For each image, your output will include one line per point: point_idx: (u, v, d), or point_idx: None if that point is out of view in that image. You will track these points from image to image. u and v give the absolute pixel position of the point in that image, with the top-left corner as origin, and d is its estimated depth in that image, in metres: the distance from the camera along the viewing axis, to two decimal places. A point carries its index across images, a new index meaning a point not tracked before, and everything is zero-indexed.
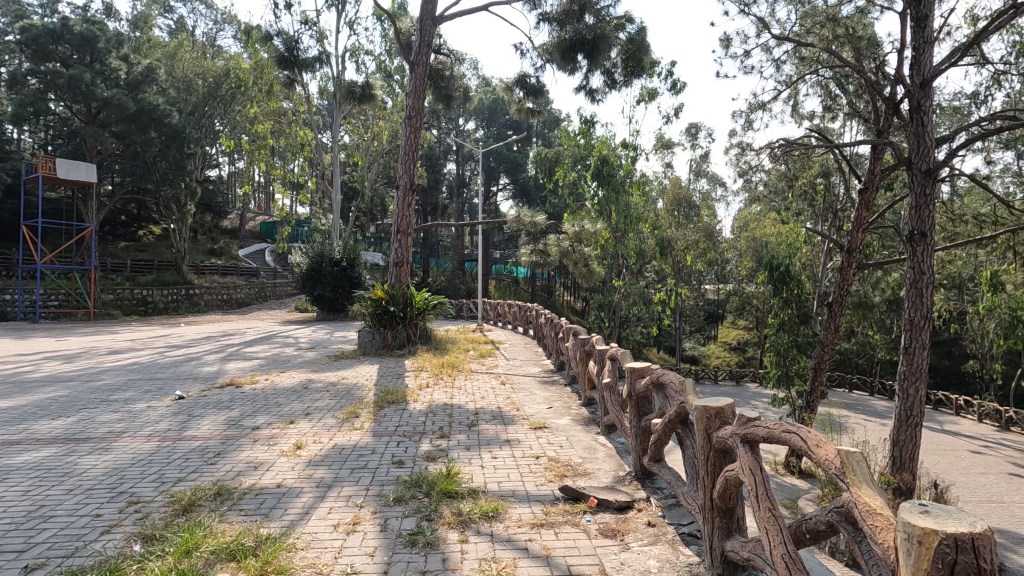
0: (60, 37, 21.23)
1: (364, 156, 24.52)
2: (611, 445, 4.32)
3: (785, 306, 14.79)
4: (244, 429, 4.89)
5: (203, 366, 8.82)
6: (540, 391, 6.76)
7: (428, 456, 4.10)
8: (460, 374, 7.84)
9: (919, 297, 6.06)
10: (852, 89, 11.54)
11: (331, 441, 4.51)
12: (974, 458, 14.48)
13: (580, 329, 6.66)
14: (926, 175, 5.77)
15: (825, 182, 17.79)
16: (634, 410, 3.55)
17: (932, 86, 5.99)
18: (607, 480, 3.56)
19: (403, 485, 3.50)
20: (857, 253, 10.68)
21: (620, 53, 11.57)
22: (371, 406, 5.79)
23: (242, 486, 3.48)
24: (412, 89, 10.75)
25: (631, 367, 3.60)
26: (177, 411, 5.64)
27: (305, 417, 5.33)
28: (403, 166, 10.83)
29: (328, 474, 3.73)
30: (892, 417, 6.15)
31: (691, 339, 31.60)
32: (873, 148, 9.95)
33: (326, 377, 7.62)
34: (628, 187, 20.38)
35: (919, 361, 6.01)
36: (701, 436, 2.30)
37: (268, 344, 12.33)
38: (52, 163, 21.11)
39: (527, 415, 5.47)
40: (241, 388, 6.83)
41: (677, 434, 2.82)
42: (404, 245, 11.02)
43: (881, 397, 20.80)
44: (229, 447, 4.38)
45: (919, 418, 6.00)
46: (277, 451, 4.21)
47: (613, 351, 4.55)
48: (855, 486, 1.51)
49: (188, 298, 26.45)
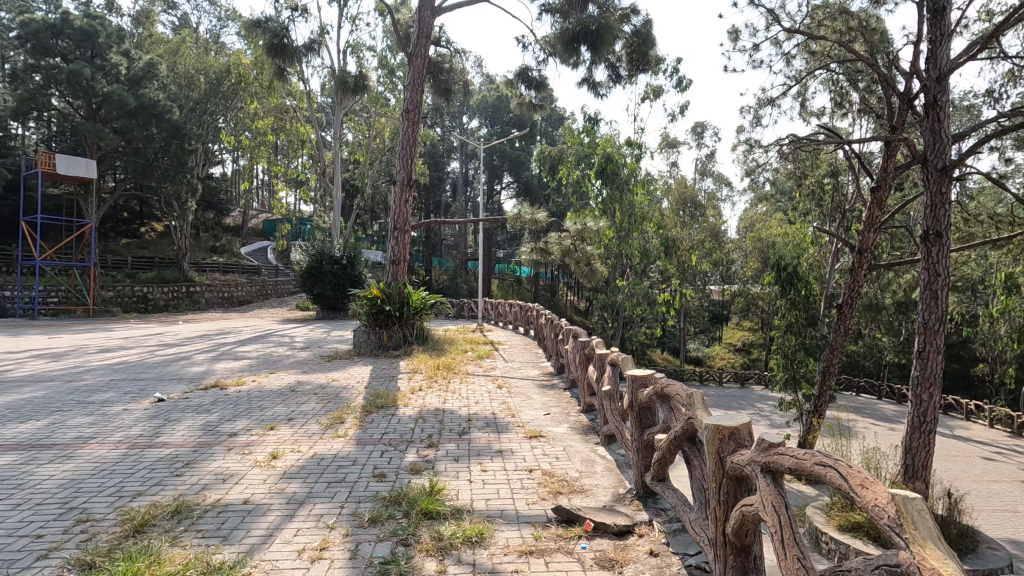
0: (60, 32, 21.04)
1: (366, 154, 24.23)
2: (610, 458, 4.01)
3: (793, 307, 14.46)
4: (220, 435, 4.60)
5: (191, 366, 8.54)
6: (537, 395, 6.44)
7: (412, 468, 3.79)
8: (455, 377, 7.53)
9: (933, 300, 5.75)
10: (864, 84, 11.25)
11: (311, 449, 4.22)
12: (986, 464, 14.07)
13: (580, 331, 6.34)
14: (941, 173, 5.45)
15: (834, 181, 17.41)
16: (635, 423, 3.22)
17: (948, 81, 5.70)
18: (605, 500, 3.24)
19: (381, 502, 3.18)
20: (868, 253, 10.29)
21: (625, 47, 11.24)
22: (357, 411, 5.47)
23: (205, 502, 3.17)
24: (410, 82, 10.45)
25: (632, 374, 3.27)
26: (153, 414, 5.35)
27: (287, 423, 5.03)
28: (400, 161, 10.52)
29: (302, 489, 3.42)
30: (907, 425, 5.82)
31: (695, 339, 31.13)
32: (887, 144, 9.58)
33: (316, 379, 7.33)
34: (632, 185, 20.05)
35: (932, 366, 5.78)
36: (713, 461, 1.98)
37: (262, 344, 12.05)
38: (52, 158, 20.88)
39: (523, 422, 5.16)
40: (225, 390, 6.53)
41: (684, 452, 2.51)
42: (401, 242, 10.69)
43: (888, 401, 20.41)
44: (200, 456, 4.08)
45: (932, 425, 5.73)
46: (250, 461, 3.91)
47: (614, 355, 4.22)
48: (918, 545, 1.20)
49: (188, 295, 26.27)
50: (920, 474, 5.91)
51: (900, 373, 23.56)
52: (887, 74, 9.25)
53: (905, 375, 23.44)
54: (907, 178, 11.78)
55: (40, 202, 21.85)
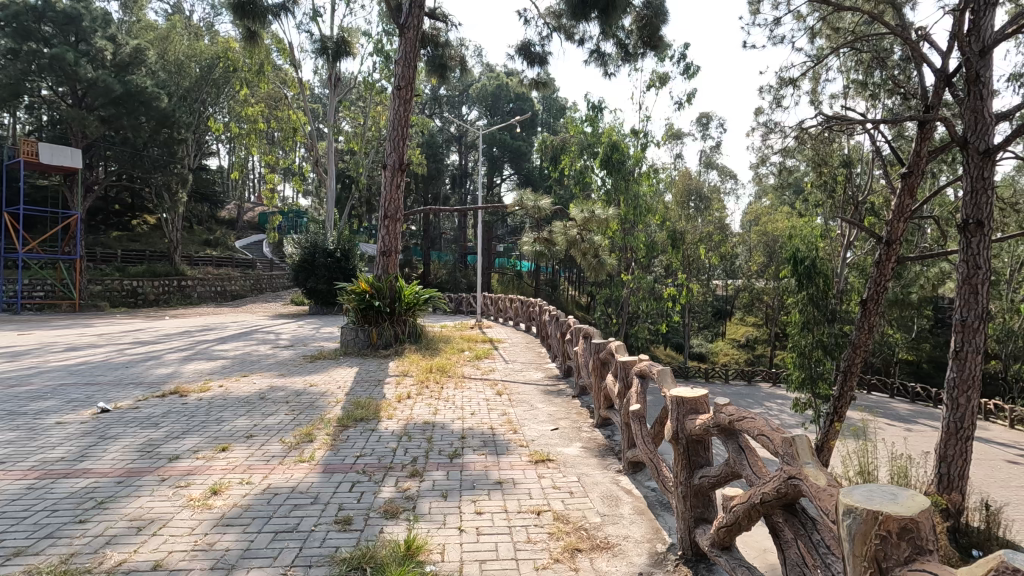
0: (42, 15, 20.07)
1: (361, 143, 23.11)
2: (640, 495, 3.19)
3: (810, 302, 13.69)
4: (157, 460, 3.78)
5: (157, 367, 7.68)
6: (542, 404, 5.61)
7: (387, 510, 2.97)
8: (450, 381, 6.69)
9: (972, 295, 5.12)
10: (896, 60, 10.35)
11: (265, 481, 3.40)
12: (1012, 468, 13.26)
13: (591, 330, 5.51)
14: (984, 158, 5.08)
15: (849, 171, 16.64)
16: (682, 461, 2.38)
17: (992, 54, 5.04)
18: (641, 563, 2.43)
19: (340, 569, 2.34)
20: (897, 244, 9.39)
21: (635, 21, 10.35)
22: (330, 426, 4.63)
23: (97, 570, 2.33)
24: (401, 55, 9.55)
25: (677, 396, 2.42)
26: (88, 430, 4.50)
27: (245, 441, 4.21)
28: (392, 143, 9.61)
29: (238, 544, 2.59)
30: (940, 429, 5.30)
31: (699, 335, 30.28)
32: (921, 122, 8.69)
33: (293, 383, 6.51)
34: (637, 176, 19.17)
35: (971, 368, 5.27)
36: (866, 572, 1.15)
37: (245, 342, 11.16)
38: (35, 147, 19.91)
39: (527, 440, 4.34)
40: (185, 397, 5.68)
41: (775, 521, 1.68)
42: (392, 232, 9.82)
43: (900, 400, 19.66)
44: (123, 490, 3.24)
45: (970, 432, 5.20)
46: (181, 500, 3.07)
47: (641, 365, 3.35)
48: None
49: (179, 289, 25.58)
50: (954, 484, 5.39)
51: (910, 370, 22.84)
52: (913, 46, 8.38)
53: (915, 372, 22.72)
54: (939, 161, 10.96)
55: (22, 192, 20.94)
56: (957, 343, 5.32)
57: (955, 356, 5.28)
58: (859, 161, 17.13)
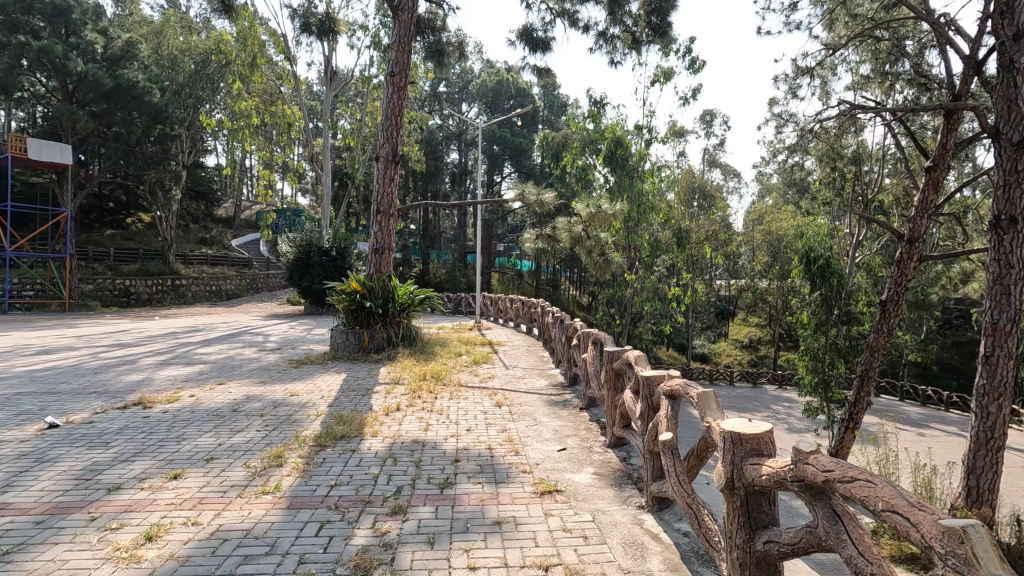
0: (31, 7, 19.45)
1: (358, 138, 22.31)
2: (671, 544, 2.60)
3: (824, 303, 13.05)
4: (94, 491, 3.20)
5: (129, 373, 7.09)
6: (546, 417, 5.02)
7: (358, 564, 2.39)
8: (444, 390, 6.12)
9: (1005, 298, 4.37)
10: (924, 50, 9.71)
11: (215, 522, 2.81)
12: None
13: (603, 336, 4.92)
14: (1020, 148, 4.22)
15: (859, 169, 16.06)
16: (739, 520, 1.80)
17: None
18: None
19: None
20: (921, 243, 8.52)
21: (643, 6, 9.74)
22: (305, 446, 4.03)
23: None
24: (396, 39, 8.93)
25: (735, 434, 1.82)
26: (26, 451, 3.91)
27: (204, 465, 3.63)
28: (385, 134, 9.02)
29: None
30: (969, 440, 4.62)
31: (701, 336, 29.75)
32: (950, 114, 8.02)
33: (273, 393, 5.92)
34: (641, 173, 18.53)
35: (1003, 375, 4.51)
36: None
37: (231, 343, 10.56)
38: (22, 143, 19.03)
39: (531, 463, 3.76)
40: (150, 409, 5.10)
41: None
42: (386, 228, 9.22)
43: (910, 403, 19.07)
44: (39, 535, 2.66)
45: (1002, 442, 4.51)
46: (105, 550, 2.49)
47: (669, 383, 2.76)
48: None
49: (173, 288, 25.02)
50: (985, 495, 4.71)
51: (917, 372, 22.25)
52: (940, 30, 7.82)
53: (922, 373, 22.16)
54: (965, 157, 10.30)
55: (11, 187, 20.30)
56: (987, 347, 4.57)
57: (984, 361, 4.56)
58: (869, 158, 16.50)
